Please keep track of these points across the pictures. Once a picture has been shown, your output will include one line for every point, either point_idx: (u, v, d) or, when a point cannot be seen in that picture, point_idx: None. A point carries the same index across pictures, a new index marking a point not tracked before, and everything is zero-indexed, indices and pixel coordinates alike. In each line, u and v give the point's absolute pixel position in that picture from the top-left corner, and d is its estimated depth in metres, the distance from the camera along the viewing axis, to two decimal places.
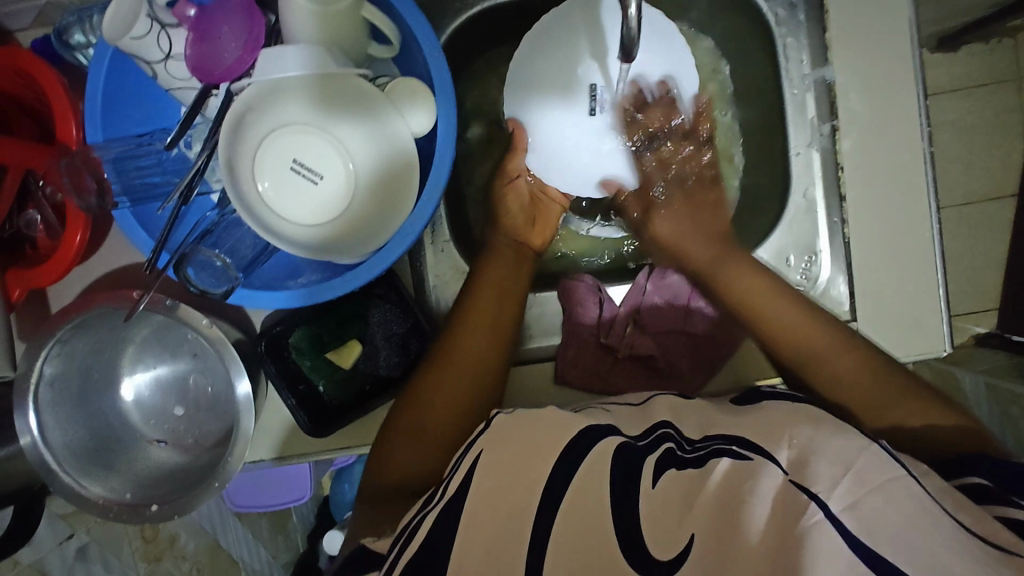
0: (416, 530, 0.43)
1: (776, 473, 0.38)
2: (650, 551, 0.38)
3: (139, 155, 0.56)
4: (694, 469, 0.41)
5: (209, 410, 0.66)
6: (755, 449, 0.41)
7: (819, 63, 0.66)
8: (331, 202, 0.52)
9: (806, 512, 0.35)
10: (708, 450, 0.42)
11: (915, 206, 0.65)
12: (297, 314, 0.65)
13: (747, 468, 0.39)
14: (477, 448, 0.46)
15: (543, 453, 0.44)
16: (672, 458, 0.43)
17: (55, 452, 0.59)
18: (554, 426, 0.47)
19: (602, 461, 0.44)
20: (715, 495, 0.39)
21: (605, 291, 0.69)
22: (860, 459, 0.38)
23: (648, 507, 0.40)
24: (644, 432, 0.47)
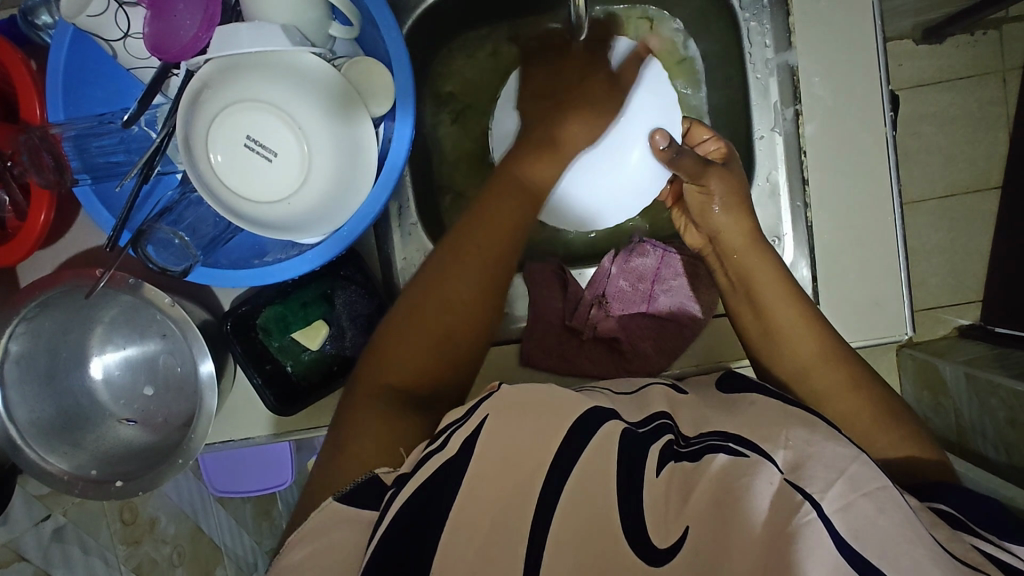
0: (420, 470, 0.42)
1: (773, 470, 0.39)
2: (651, 538, 0.38)
3: (101, 133, 0.56)
4: (689, 464, 0.41)
5: (177, 390, 0.67)
6: (752, 449, 0.41)
7: (782, 48, 0.66)
8: (286, 181, 0.51)
9: (800, 511, 0.36)
10: (705, 445, 0.43)
11: (876, 192, 0.66)
12: (263, 294, 0.65)
13: (743, 463, 0.39)
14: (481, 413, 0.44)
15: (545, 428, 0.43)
16: (671, 451, 0.43)
17: (20, 428, 0.60)
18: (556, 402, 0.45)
19: (610, 439, 0.43)
20: (711, 486, 0.39)
21: (570, 273, 0.70)
22: (852, 467, 0.39)
23: (649, 497, 0.40)
24: (642, 419, 0.47)
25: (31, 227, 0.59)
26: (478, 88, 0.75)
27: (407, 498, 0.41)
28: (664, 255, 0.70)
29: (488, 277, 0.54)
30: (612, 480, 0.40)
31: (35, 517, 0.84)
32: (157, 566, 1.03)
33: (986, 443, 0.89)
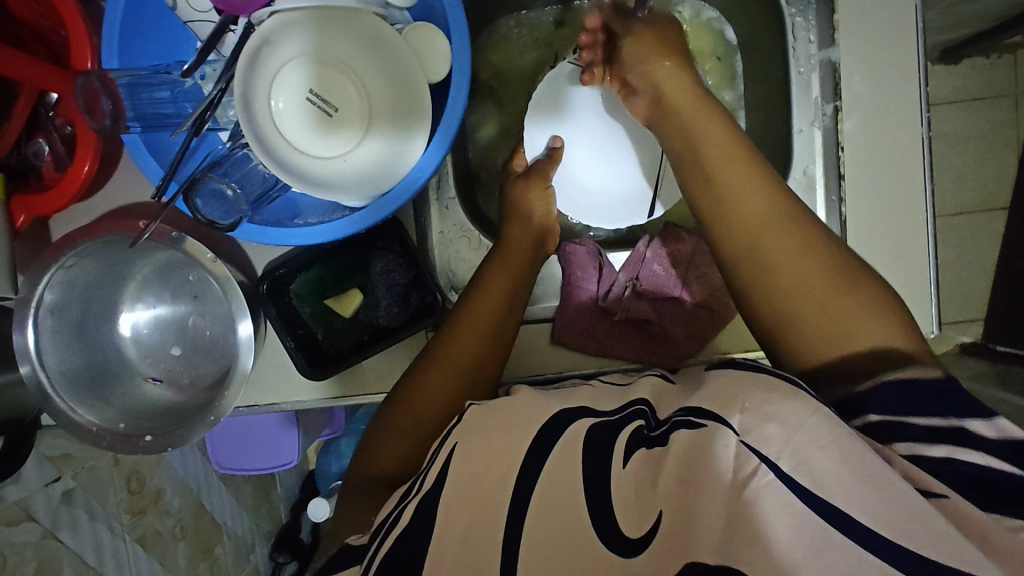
0: (398, 519, 0.45)
1: (728, 433, 0.39)
2: (623, 531, 0.40)
3: (152, 82, 0.55)
4: (657, 448, 0.42)
5: (206, 352, 0.67)
6: (707, 416, 0.41)
7: (825, 43, 0.68)
8: (343, 136, 0.53)
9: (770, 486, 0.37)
10: (669, 425, 0.43)
11: (909, 190, 0.67)
12: (301, 259, 0.64)
13: (700, 435, 0.40)
14: (451, 440, 0.47)
15: (513, 448, 0.45)
16: (640, 437, 0.44)
17: (51, 378, 0.60)
18: (528, 415, 0.47)
19: (576, 439, 0.45)
20: (674, 473, 0.40)
21: (606, 257, 0.71)
22: (809, 422, 0.39)
23: (617, 486, 0.42)
24: (616, 410, 0.48)
25: (75, 176, 0.59)
26: (518, 74, 0.78)
27: (391, 544, 0.43)
28: (700, 243, 0.70)
29: (483, 345, 0.58)
30: (579, 470, 0.43)
31: (44, 479, 0.83)
32: (160, 539, 1.02)
33: None
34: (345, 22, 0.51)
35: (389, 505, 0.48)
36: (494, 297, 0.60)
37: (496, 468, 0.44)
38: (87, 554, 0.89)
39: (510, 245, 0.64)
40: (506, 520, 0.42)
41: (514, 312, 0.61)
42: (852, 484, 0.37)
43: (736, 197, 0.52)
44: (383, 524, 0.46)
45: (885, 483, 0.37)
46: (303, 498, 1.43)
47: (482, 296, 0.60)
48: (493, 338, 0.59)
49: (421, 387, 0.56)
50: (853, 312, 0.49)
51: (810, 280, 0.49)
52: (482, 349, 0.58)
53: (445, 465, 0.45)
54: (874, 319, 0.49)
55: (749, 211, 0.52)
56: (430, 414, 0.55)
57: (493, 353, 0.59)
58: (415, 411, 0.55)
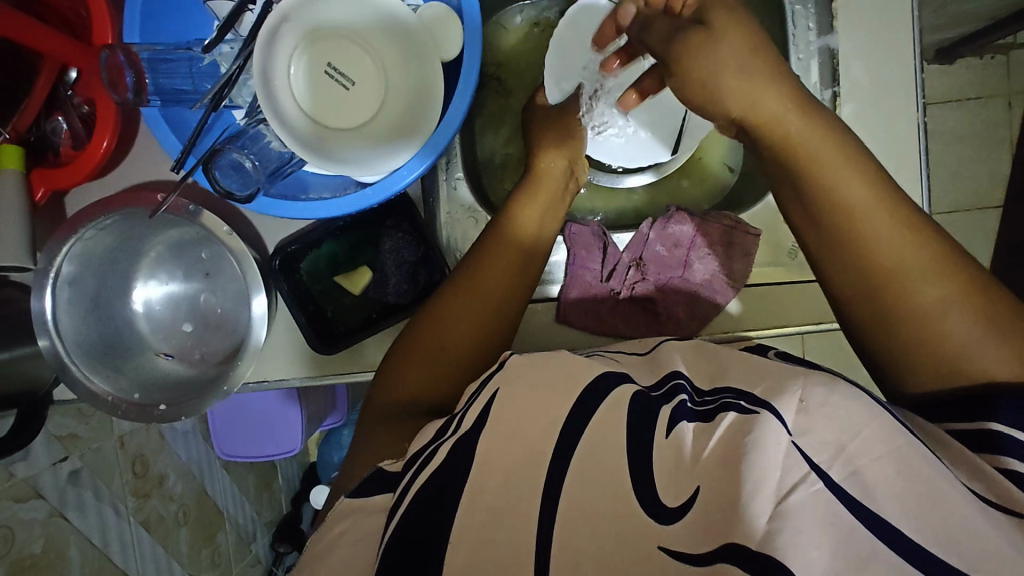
0: (433, 455, 0.44)
1: (780, 432, 0.37)
2: (662, 500, 0.37)
3: (171, 58, 0.56)
4: (703, 421, 0.40)
5: (218, 327, 0.68)
6: (761, 405, 0.39)
7: (824, 31, 0.69)
8: (360, 107, 0.56)
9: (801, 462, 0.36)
10: (717, 404, 0.41)
11: (907, 174, 0.68)
12: (312, 235, 0.66)
13: (753, 418, 0.38)
14: (493, 388, 0.45)
15: (551, 408, 0.42)
16: (684, 408, 0.41)
17: (67, 348, 0.61)
18: (560, 376, 0.45)
19: (618, 406, 0.42)
20: (720, 444, 0.37)
21: (609, 237, 0.72)
22: (869, 429, 0.38)
23: (658, 455, 0.39)
24: (655, 382, 0.46)
25: (94, 151, 0.60)
26: (525, 62, 0.80)
27: (426, 476, 0.42)
28: (702, 224, 0.71)
29: (493, 313, 0.58)
30: (620, 440, 0.40)
31: (52, 457, 0.83)
32: (163, 523, 1.02)
33: None
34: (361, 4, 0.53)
35: (424, 438, 0.47)
36: (504, 263, 0.60)
37: (537, 419, 0.42)
38: (93, 534, 0.89)
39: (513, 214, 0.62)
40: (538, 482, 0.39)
41: (526, 279, 0.61)
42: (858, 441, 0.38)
43: (834, 182, 0.47)
44: (420, 455, 0.45)
45: (889, 442, 0.38)
46: (304, 491, 1.44)
47: (491, 263, 0.59)
48: (503, 306, 0.59)
49: (430, 355, 0.56)
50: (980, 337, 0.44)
51: (941, 292, 0.45)
52: (492, 317, 0.58)
53: (490, 401, 0.44)
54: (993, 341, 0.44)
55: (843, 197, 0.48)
56: (440, 382, 0.55)
57: (503, 322, 0.59)
58: (425, 377, 0.55)
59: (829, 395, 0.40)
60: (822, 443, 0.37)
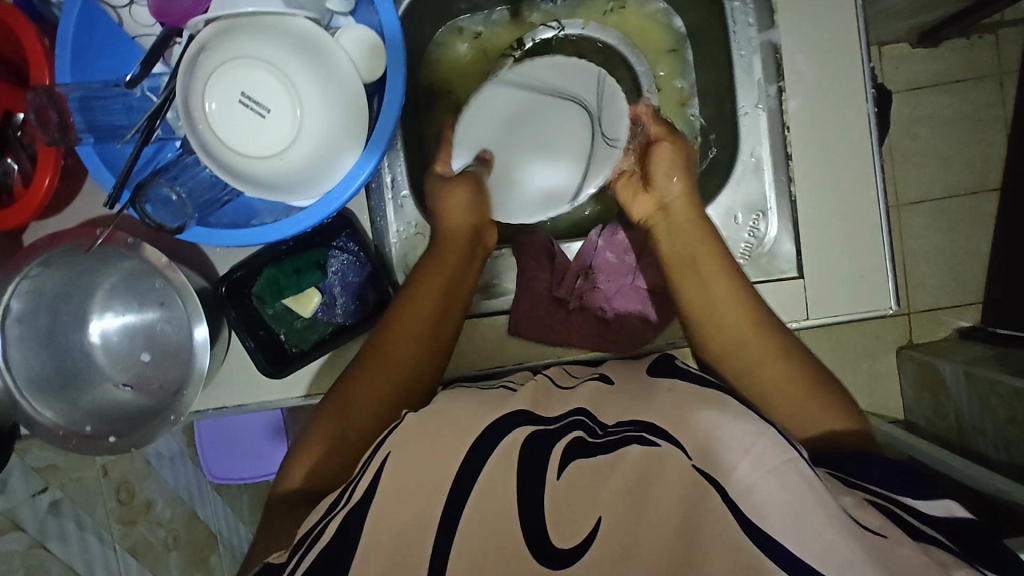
0: (321, 534, 0.44)
1: (680, 457, 0.43)
2: (553, 541, 0.41)
3: (104, 96, 0.58)
4: (603, 457, 0.44)
5: (173, 356, 0.68)
6: (663, 437, 0.45)
7: (765, 27, 0.68)
8: (276, 136, 0.52)
9: (706, 496, 0.40)
10: (620, 438, 0.45)
11: (859, 168, 0.67)
12: (257, 260, 0.66)
13: (655, 453, 0.43)
14: (383, 454, 0.47)
15: (451, 451, 0.46)
16: (582, 447, 0.45)
17: (19, 383, 0.62)
18: (461, 423, 0.48)
19: (513, 451, 0.45)
20: (620, 483, 0.42)
21: (558, 246, 0.72)
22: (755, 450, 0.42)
23: (550, 497, 0.43)
24: (556, 417, 0.49)
25: (37, 190, 0.61)
26: (472, 76, 0.80)
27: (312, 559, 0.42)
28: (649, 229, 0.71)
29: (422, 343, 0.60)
30: (512, 484, 0.43)
31: (31, 489, 0.85)
32: (152, 549, 1.04)
33: (988, 442, 1.02)
34: (291, 33, 0.53)
35: (313, 517, 0.48)
36: (432, 289, 0.61)
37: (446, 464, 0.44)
38: (78, 563, 0.91)
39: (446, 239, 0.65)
40: (436, 527, 0.41)
41: (456, 302, 0.63)
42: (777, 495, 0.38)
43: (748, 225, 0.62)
44: (305, 537, 0.45)
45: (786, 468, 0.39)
46: None
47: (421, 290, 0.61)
48: (434, 331, 0.60)
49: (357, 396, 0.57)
50: (793, 403, 0.56)
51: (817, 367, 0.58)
52: (422, 347, 0.60)
53: (379, 473, 0.45)
54: (840, 408, 0.57)
55: (704, 266, 0.62)
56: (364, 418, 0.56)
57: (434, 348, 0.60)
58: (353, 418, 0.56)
59: (724, 417, 0.45)
60: None
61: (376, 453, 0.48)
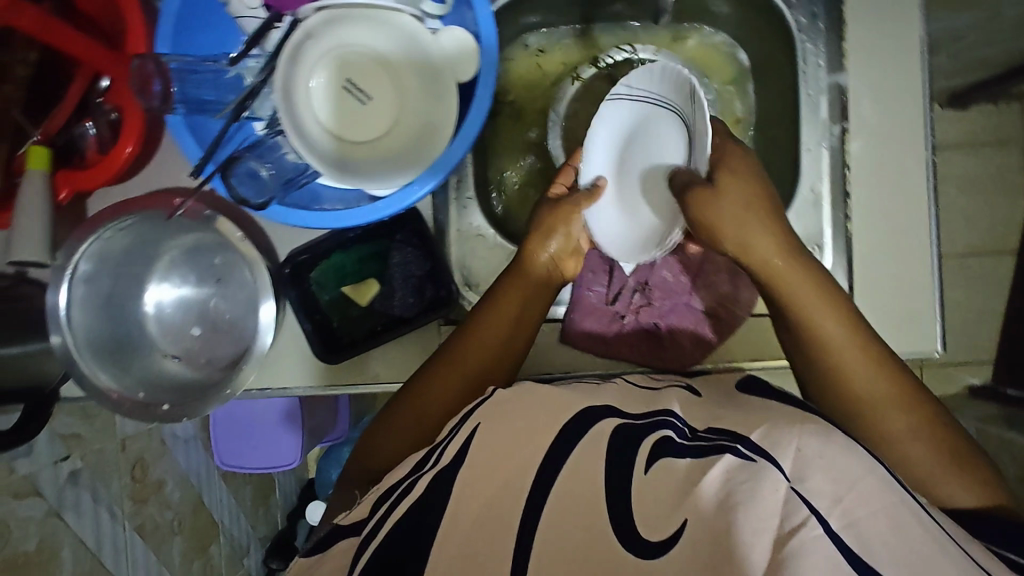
0: (410, 489, 0.47)
1: (778, 479, 0.40)
2: (642, 534, 0.41)
3: (198, 69, 0.59)
4: (691, 459, 0.43)
5: (226, 333, 0.69)
6: (758, 452, 0.42)
7: (834, 69, 0.70)
8: (374, 123, 0.59)
9: (807, 525, 0.38)
10: (712, 444, 0.44)
11: (915, 212, 0.69)
12: (323, 245, 0.67)
13: (750, 466, 0.41)
14: (473, 423, 0.49)
15: (537, 435, 0.46)
16: (666, 448, 0.45)
17: (78, 344, 0.62)
18: (540, 427, 0.47)
19: (599, 440, 0.46)
20: (712, 487, 0.40)
21: (617, 260, 0.72)
22: (861, 482, 0.41)
23: (635, 489, 0.43)
24: (642, 413, 0.50)
25: (117, 155, 0.63)
26: (538, 89, 0.83)
27: (386, 533, 0.45)
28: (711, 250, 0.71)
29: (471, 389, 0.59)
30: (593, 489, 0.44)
31: (54, 456, 0.84)
32: (158, 531, 1.03)
33: None
34: (410, 49, 0.57)
35: (399, 473, 0.51)
36: (486, 337, 0.61)
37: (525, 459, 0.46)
38: (88, 536, 0.89)
39: (507, 288, 0.63)
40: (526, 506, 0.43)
41: (511, 352, 0.62)
42: (881, 532, 0.39)
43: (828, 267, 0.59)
44: (394, 491, 0.48)
45: (868, 500, 0.40)
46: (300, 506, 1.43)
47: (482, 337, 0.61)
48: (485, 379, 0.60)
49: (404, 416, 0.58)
50: (944, 471, 0.51)
51: (944, 425, 0.54)
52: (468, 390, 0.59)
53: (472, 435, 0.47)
54: (967, 483, 0.51)
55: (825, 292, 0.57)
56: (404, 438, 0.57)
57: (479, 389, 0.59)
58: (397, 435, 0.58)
59: (826, 446, 0.43)
60: (819, 491, 0.40)
61: (463, 422, 0.50)
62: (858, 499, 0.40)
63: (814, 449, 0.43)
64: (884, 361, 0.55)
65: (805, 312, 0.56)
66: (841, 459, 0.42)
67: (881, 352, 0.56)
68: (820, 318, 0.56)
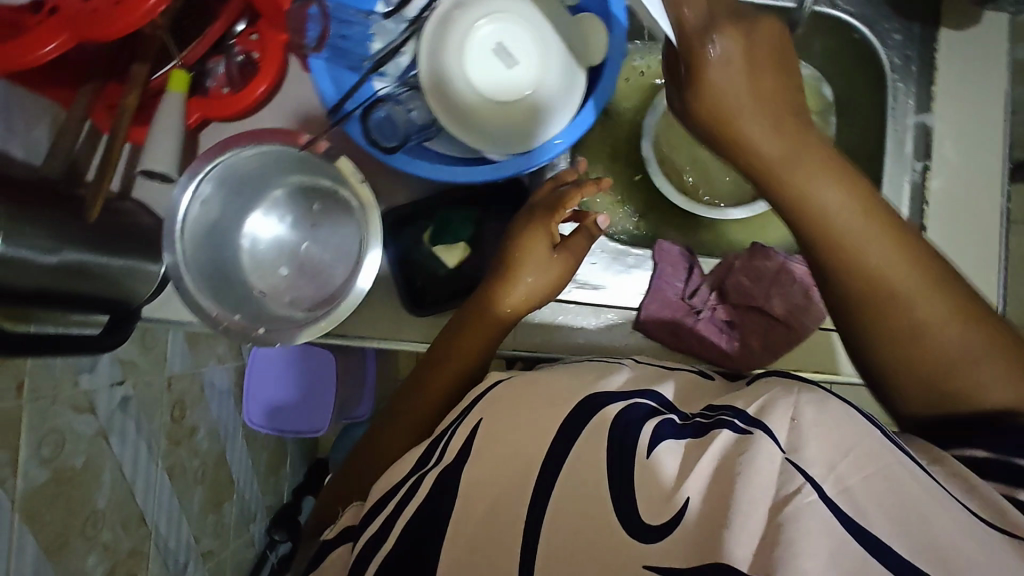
0: (419, 484, 0.50)
1: (773, 450, 0.42)
2: (642, 516, 0.42)
3: (345, 18, 0.62)
4: (697, 439, 0.46)
5: (315, 274, 0.72)
6: (753, 424, 0.44)
7: (922, 109, 0.74)
8: (512, 87, 0.61)
9: (802, 492, 0.40)
10: (713, 420, 0.47)
11: (984, 252, 0.72)
12: (425, 204, 0.70)
13: (745, 441, 0.43)
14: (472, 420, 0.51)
15: (540, 429, 0.48)
16: (666, 430, 0.47)
17: (185, 261, 0.65)
18: (544, 398, 0.51)
19: (599, 430, 0.47)
20: (708, 472, 0.42)
21: (696, 259, 0.75)
22: (859, 448, 0.42)
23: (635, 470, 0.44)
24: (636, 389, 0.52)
25: (248, 94, 0.68)
26: (630, 94, 0.87)
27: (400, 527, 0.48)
28: (788, 260, 0.73)
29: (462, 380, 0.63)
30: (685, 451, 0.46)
31: (112, 378, 0.84)
32: (184, 475, 1.03)
33: None
34: (566, 37, 0.62)
35: (404, 470, 0.54)
36: (470, 342, 0.64)
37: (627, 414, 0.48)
38: (126, 464, 0.88)
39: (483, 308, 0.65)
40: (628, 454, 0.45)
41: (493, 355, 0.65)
42: (878, 491, 0.40)
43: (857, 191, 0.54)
44: (400, 489, 0.51)
45: (877, 459, 0.42)
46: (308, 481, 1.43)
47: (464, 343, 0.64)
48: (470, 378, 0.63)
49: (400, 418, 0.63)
50: (976, 363, 0.51)
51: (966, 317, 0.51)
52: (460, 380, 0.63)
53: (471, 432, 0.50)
54: (998, 376, 0.50)
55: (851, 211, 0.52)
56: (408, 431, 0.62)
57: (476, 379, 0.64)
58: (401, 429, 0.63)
59: (822, 415, 0.45)
60: (813, 458, 0.42)
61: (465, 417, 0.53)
62: (854, 463, 0.42)
63: (813, 421, 0.44)
64: (910, 262, 0.52)
65: (822, 226, 0.53)
66: (838, 434, 0.43)
67: (921, 253, 0.53)
68: (840, 227, 0.52)
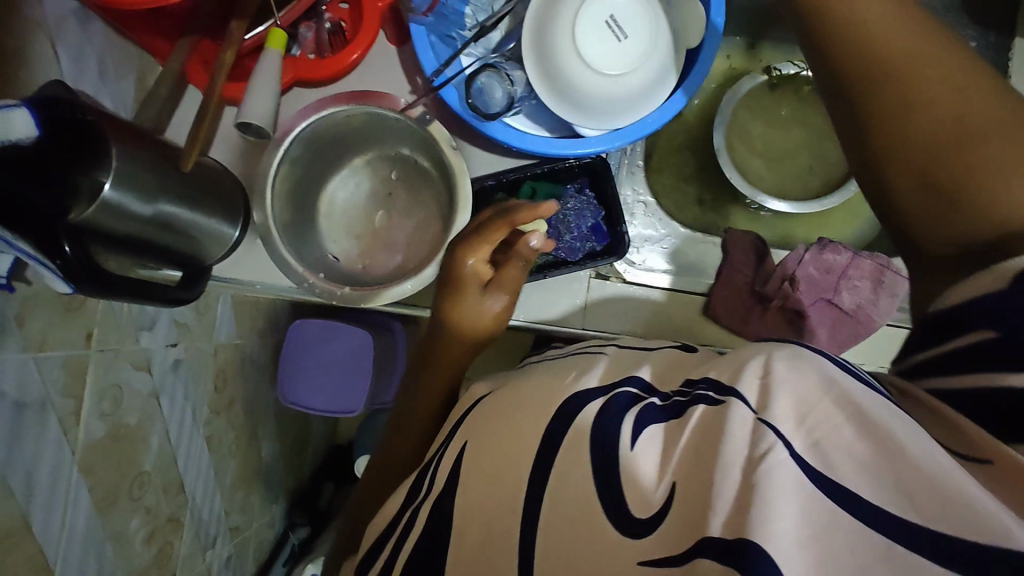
0: (412, 525, 0.47)
1: (744, 411, 0.35)
2: (630, 510, 0.35)
3: None
4: (676, 418, 0.39)
5: (389, 243, 0.72)
6: (728, 391, 0.37)
7: None
8: (619, 61, 0.62)
9: (774, 450, 0.32)
10: (689, 398, 0.40)
11: None
12: (509, 177, 0.70)
13: (717, 411, 0.36)
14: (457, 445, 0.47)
15: (523, 431, 0.43)
16: (649, 412, 0.41)
17: (273, 217, 0.64)
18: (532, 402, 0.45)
19: (579, 441, 0.40)
20: (686, 446, 0.36)
21: (766, 250, 0.76)
22: (818, 403, 0.34)
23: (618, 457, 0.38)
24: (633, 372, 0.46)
25: (343, 59, 0.68)
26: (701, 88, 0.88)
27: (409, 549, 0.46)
28: (856, 256, 0.73)
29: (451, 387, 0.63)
30: None
31: (167, 339, 0.84)
32: (220, 446, 1.02)
33: None
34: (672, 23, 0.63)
35: (398, 503, 0.52)
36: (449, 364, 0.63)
37: None
38: (173, 428, 0.87)
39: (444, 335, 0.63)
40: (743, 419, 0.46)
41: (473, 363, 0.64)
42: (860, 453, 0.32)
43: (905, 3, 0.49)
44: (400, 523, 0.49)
45: (848, 404, 0.34)
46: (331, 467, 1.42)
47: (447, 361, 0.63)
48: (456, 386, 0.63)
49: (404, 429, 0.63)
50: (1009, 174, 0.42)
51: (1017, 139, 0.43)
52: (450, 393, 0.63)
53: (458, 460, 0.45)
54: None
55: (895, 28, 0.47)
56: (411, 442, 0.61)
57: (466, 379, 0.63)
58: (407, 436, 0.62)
59: (791, 370, 0.36)
60: (781, 414, 0.34)
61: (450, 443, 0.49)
62: (818, 418, 0.33)
63: (787, 375, 0.36)
64: (978, 88, 0.45)
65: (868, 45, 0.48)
66: (819, 392, 0.35)
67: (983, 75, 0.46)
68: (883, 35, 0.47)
